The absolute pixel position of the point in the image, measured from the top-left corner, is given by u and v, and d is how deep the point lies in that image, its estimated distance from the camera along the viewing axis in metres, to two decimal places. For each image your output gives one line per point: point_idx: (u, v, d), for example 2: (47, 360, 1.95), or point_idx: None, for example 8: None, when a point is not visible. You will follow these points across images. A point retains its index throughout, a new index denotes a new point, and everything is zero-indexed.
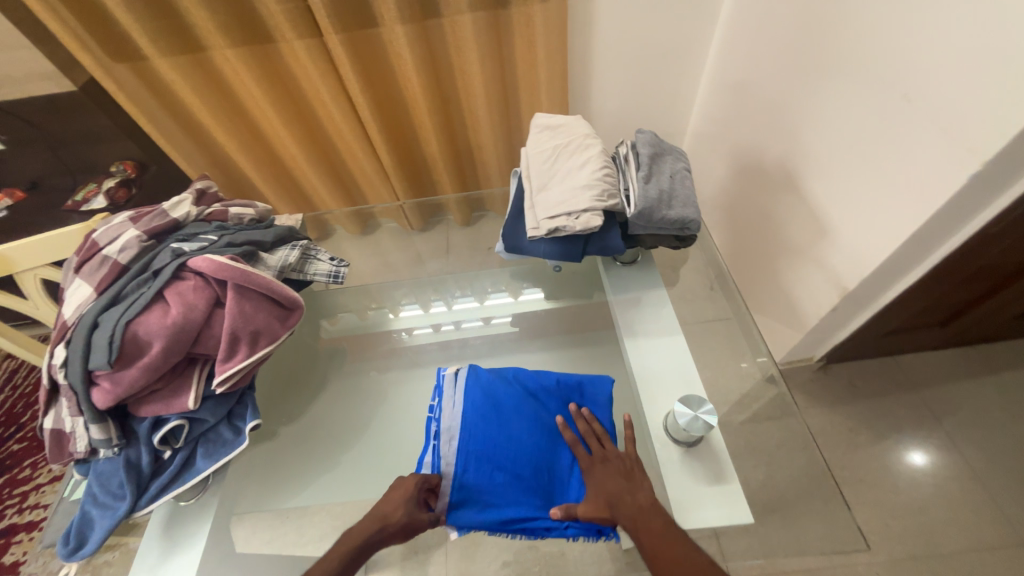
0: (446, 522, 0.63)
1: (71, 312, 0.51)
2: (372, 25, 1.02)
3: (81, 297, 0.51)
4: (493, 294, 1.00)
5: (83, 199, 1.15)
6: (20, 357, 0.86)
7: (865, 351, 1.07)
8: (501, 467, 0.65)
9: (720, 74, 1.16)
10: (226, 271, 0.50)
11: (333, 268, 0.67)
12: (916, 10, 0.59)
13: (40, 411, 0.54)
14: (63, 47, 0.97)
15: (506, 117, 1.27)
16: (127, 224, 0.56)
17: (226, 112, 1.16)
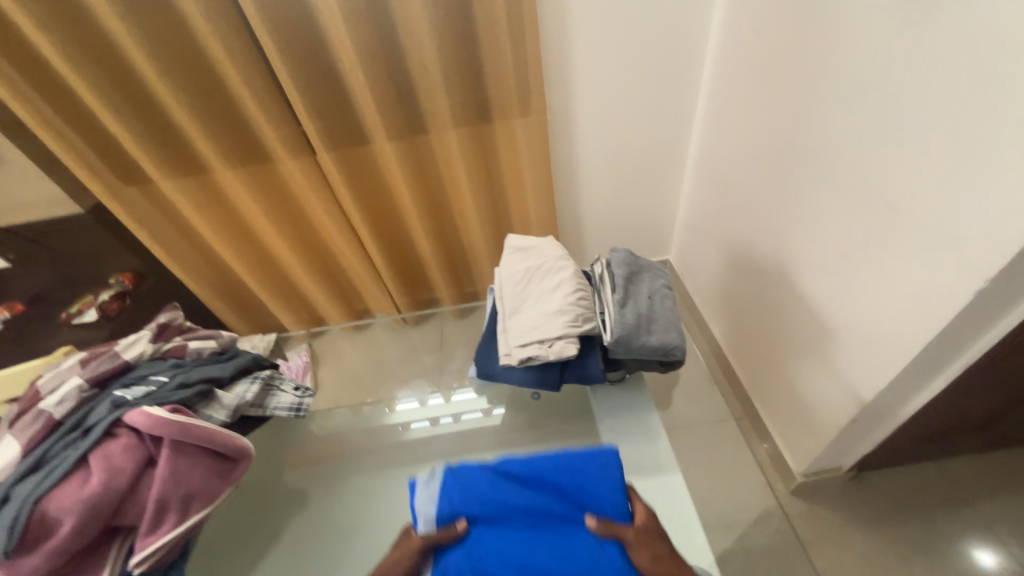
0: None
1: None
2: (364, 143, 1.09)
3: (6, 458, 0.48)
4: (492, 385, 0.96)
5: (77, 311, 1.16)
6: None
7: (899, 458, 0.96)
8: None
9: (703, 172, 1.20)
10: (162, 428, 0.47)
11: (297, 401, 0.63)
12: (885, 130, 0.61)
13: None
14: (75, 176, 1.04)
15: (496, 217, 1.30)
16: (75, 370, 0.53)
17: (229, 225, 1.21)
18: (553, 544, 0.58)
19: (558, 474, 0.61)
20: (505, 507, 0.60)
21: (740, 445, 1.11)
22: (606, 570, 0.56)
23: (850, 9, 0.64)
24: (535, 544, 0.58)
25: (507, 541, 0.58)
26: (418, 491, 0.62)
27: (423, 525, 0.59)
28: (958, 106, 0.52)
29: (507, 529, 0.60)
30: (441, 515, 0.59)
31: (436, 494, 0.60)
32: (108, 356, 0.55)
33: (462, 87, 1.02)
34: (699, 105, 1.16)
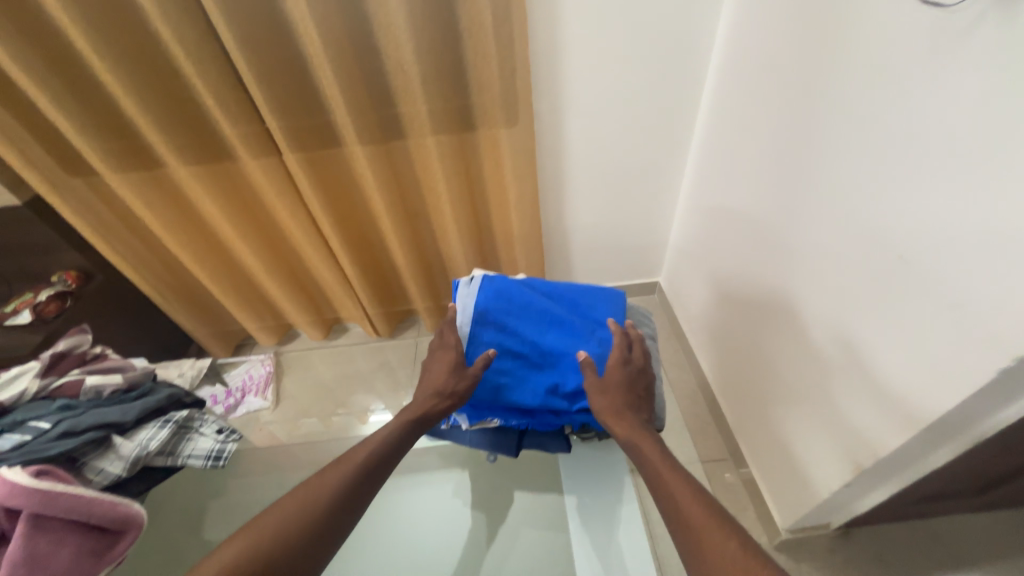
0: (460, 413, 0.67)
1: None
2: (335, 146, 1.00)
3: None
4: None
5: (12, 310, 1.05)
6: None
7: (890, 517, 0.89)
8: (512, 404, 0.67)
9: (697, 195, 1.14)
10: (23, 500, 0.49)
11: (215, 448, 0.66)
12: (904, 172, 0.54)
13: None
14: (9, 163, 0.94)
15: (476, 231, 1.22)
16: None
17: (185, 225, 1.11)
18: (567, 339, 0.68)
19: (578, 298, 0.74)
20: (529, 305, 0.69)
21: (723, 491, 1.04)
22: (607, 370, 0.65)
23: (870, 32, 0.57)
24: (548, 335, 0.68)
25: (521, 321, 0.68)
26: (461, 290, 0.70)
27: (461, 309, 0.68)
28: (991, 151, 0.45)
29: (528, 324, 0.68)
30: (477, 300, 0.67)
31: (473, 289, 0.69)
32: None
33: (443, 93, 0.94)
34: (697, 123, 1.09)
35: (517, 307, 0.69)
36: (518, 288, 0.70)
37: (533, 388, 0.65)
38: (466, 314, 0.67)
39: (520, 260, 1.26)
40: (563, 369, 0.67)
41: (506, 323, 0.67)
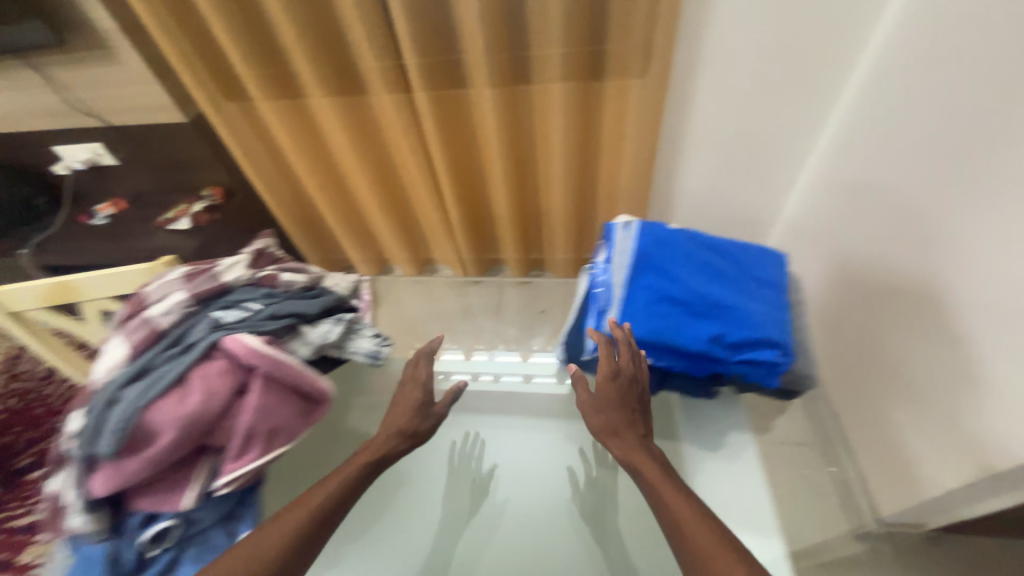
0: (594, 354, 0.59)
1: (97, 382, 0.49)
2: (461, 87, 1.03)
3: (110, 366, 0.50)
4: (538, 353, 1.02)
5: (173, 217, 1.22)
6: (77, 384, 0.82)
7: (997, 530, 0.85)
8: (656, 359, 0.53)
9: (828, 170, 1.05)
10: (259, 359, 0.48)
11: (375, 348, 0.61)
12: None
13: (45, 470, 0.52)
14: (182, 83, 1.05)
15: (581, 186, 1.22)
16: (177, 284, 0.54)
17: (315, 155, 1.20)
18: (730, 294, 0.55)
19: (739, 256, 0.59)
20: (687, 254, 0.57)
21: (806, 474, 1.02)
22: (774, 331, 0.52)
23: None
24: (708, 287, 0.54)
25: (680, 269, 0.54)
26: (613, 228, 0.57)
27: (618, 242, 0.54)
28: None
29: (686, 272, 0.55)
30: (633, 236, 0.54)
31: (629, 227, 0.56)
32: (202, 276, 0.56)
33: (579, 36, 0.91)
34: (847, 88, 0.98)
35: (676, 254, 0.56)
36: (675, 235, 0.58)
37: (691, 336, 0.50)
38: (622, 258, 0.54)
39: (620, 219, 1.25)
40: (728, 321, 0.52)
41: (665, 266, 0.54)
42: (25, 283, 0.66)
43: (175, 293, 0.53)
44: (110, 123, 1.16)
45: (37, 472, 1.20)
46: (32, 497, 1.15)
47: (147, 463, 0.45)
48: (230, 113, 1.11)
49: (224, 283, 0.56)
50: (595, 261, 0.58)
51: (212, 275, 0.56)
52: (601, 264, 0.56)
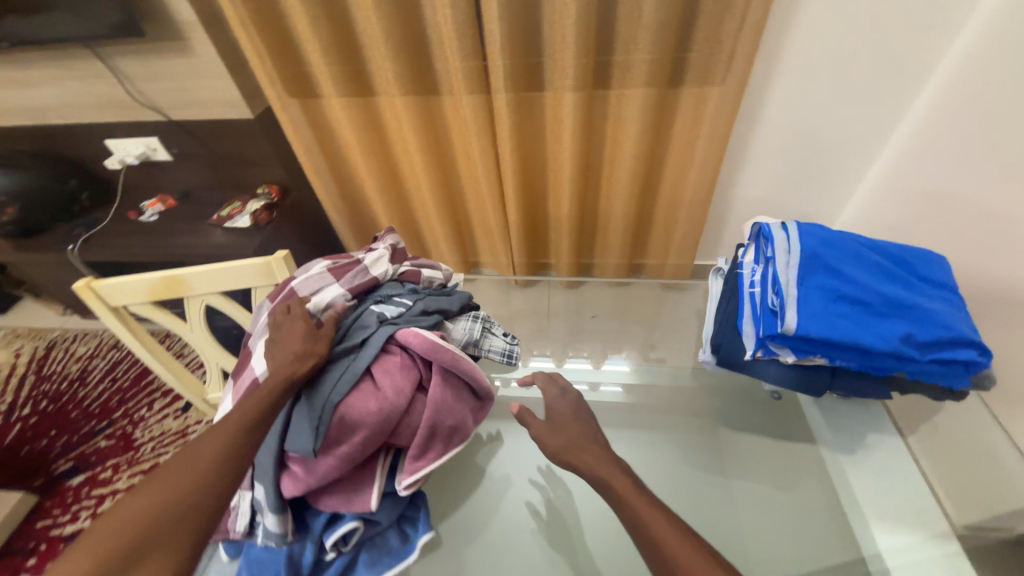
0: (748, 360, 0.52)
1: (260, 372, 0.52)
2: (540, 89, 1.03)
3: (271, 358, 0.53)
4: (610, 361, 0.98)
5: (228, 214, 1.18)
6: (181, 394, 0.80)
7: None
8: (810, 362, 0.49)
9: (895, 179, 1.06)
10: (439, 354, 0.49)
11: (508, 347, 0.61)
12: None
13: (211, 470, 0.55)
14: (254, 77, 1.03)
15: (644, 191, 1.22)
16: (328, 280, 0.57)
17: (377, 154, 1.19)
18: (913, 288, 0.48)
19: (911, 246, 0.52)
20: (854, 245, 0.51)
21: None
22: (969, 330, 0.44)
23: None
24: (881, 281, 0.48)
25: (849, 263, 0.49)
26: (767, 229, 0.53)
27: (776, 242, 0.52)
28: None
29: (856, 265, 0.49)
30: (793, 237, 0.51)
31: (783, 227, 0.52)
32: (348, 271, 0.58)
33: (667, 41, 0.92)
34: (921, 99, 0.99)
35: (841, 248, 0.50)
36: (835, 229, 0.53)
37: (872, 335, 0.45)
38: (789, 258, 0.50)
39: (679, 225, 1.26)
40: (914, 317, 0.45)
41: (833, 262, 0.49)
42: (131, 279, 0.63)
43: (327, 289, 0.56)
44: (170, 118, 1.13)
45: (79, 479, 1.14)
46: (76, 504, 1.10)
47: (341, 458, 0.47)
48: (297, 111, 1.09)
49: (368, 278, 0.57)
50: (748, 266, 0.55)
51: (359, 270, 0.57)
52: (755, 268, 0.53)
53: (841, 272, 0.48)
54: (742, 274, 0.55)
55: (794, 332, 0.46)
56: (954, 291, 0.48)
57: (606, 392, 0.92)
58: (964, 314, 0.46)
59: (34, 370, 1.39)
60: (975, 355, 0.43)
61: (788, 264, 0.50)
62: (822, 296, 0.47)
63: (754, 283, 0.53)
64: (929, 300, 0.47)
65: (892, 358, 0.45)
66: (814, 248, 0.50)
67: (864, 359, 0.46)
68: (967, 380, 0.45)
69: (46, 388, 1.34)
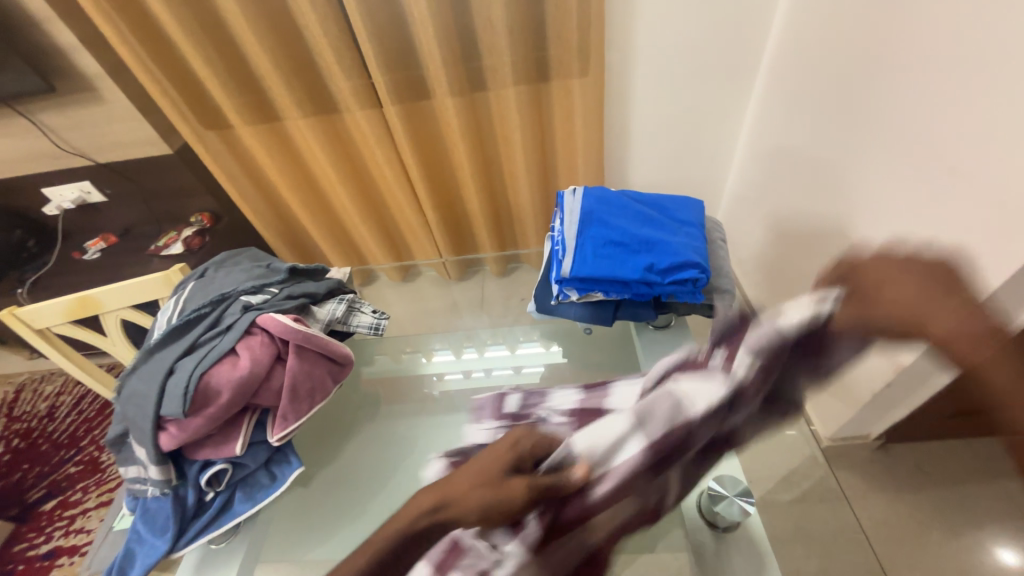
0: (556, 304, 0.63)
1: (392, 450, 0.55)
2: (426, 98, 1.14)
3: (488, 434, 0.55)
4: (523, 345, 0.88)
5: (165, 243, 1.25)
6: None
7: (929, 430, 0.96)
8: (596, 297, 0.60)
9: (756, 141, 1.17)
10: (290, 333, 0.55)
11: (375, 321, 0.69)
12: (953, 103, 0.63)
13: (115, 455, 0.56)
14: (166, 116, 1.14)
15: (544, 178, 1.33)
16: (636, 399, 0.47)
17: (294, 173, 1.28)
18: (663, 230, 0.60)
19: (671, 200, 0.65)
20: (625, 204, 0.62)
21: None
22: (697, 257, 0.57)
23: None
24: (641, 227, 0.60)
25: (617, 218, 0.61)
26: (565, 197, 0.65)
27: (568, 205, 0.63)
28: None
29: (624, 217, 0.61)
30: (577, 201, 0.63)
31: (573, 193, 0.64)
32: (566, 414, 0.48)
33: (525, 43, 1.04)
34: (761, 71, 1.11)
35: (614, 205, 0.62)
36: (615, 192, 0.65)
37: (625, 268, 0.56)
38: (572, 217, 0.62)
39: None
40: (657, 250, 0.57)
41: (606, 216, 0.61)
42: (48, 303, 0.73)
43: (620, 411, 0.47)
44: (98, 162, 1.23)
45: (52, 503, 1.23)
46: (50, 526, 1.19)
47: (212, 416, 0.51)
48: (213, 142, 1.19)
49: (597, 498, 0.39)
50: (554, 228, 0.66)
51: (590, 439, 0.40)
52: (557, 229, 0.64)
53: (610, 225, 0.60)
54: (550, 234, 0.66)
55: (569, 274, 0.58)
56: (695, 229, 0.61)
57: (529, 374, 0.83)
58: (697, 246, 0.59)
59: (4, 412, 1.48)
60: (696, 273, 0.56)
61: (575, 220, 0.61)
62: (594, 242, 0.59)
63: (555, 242, 0.64)
64: (675, 237, 0.59)
65: (642, 283, 0.57)
66: (591, 207, 0.61)
67: (627, 290, 0.59)
68: (702, 297, 0.58)
69: (17, 427, 1.43)
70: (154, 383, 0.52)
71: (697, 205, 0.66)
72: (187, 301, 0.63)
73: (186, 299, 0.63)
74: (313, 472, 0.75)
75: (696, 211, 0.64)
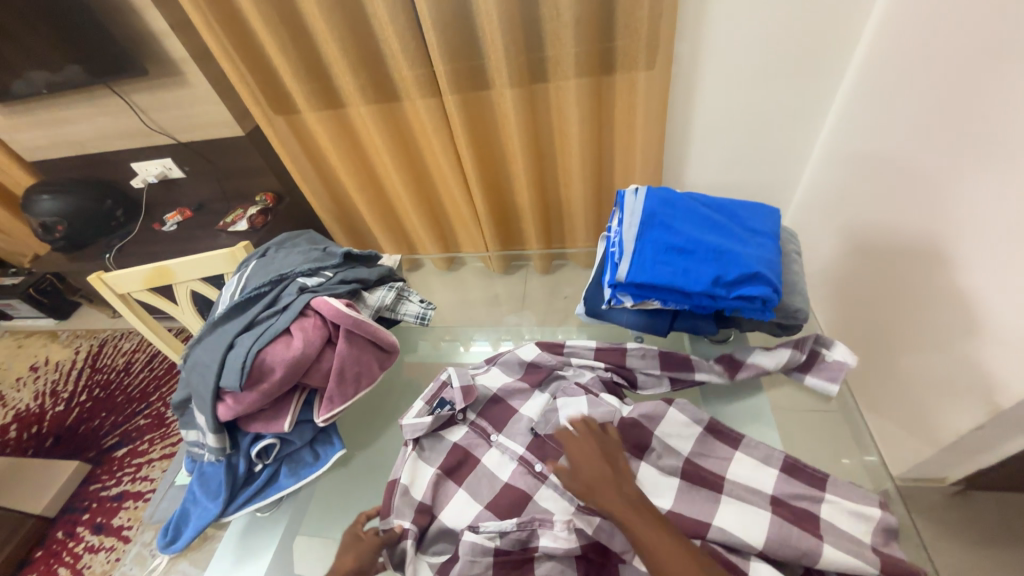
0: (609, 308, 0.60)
1: (522, 407, 0.67)
2: (484, 88, 1.13)
3: (567, 529, 0.55)
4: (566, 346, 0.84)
5: (232, 220, 1.33)
6: None
7: (1020, 481, 0.85)
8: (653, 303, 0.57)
9: (836, 145, 1.07)
10: (342, 318, 0.56)
11: (422, 311, 0.69)
12: None
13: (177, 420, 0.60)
14: (241, 100, 1.20)
15: (598, 174, 1.28)
16: (819, 542, 0.49)
17: (352, 158, 1.32)
18: (732, 239, 0.56)
19: (739, 207, 0.60)
20: (691, 208, 0.59)
21: None
22: (769, 269, 0.53)
23: None
24: (707, 233, 0.56)
25: (681, 222, 0.57)
26: (627, 197, 0.61)
27: (631, 204, 0.60)
28: None
29: (690, 223, 0.57)
30: (640, 201, 0.59)
31: (635, 193, 0.61)
32: (745, 439, 0.59)
33: (591, 35, 1.00)
34: (850, 68, 1.01)
35: (680, 209, 0.58)
36: (680, 195, 0.61)
37: (690, 276, 0.53)
38: (632, 218, 0.58)
39: None
40: (725, 260, 0.53)
41: (671, 219, 0.57)
42: (130, 270, 0.79)
43: (823, 385, 0.63)
44: (179, 140, 1.32)
45: (123, 451, 1.36)
46: (120, 471, 1.31)
47: (264, 392, 0.53)
48: (280, 126, 1.24)
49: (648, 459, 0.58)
50: (611, 229, 0.63)
51: (832, 507, 0.53)
52: (614, 230, 0.61)
53: (674, 229, 0.56)
54: (607, 234, 0.63)
55: (625, 279, 0.55)
56: (768, 241, 0.56)
57: None
58: (769, 257, 0.55)
59: (89, 363, 1.64)
60: (768, 287, 0.52)
61: (638, 222, 0.57)
62: (657, 247, 0.55)
63: (613, 243, 0.61)
64: (746, 246, 0.55)
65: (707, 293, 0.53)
66: (655, 209, 0.58)
67: (688, 300, 0.55)
68: (772, 313, 0.53)
69: (98, 378, 1.58)
70: (215, 356, 0.55)
71: (770, 213, 0.61)
72: (248, 279, 0.66)
73: (248, 276, 0.66)
74: (351, 454, 0.74)
75: (768, 221, 0.59)
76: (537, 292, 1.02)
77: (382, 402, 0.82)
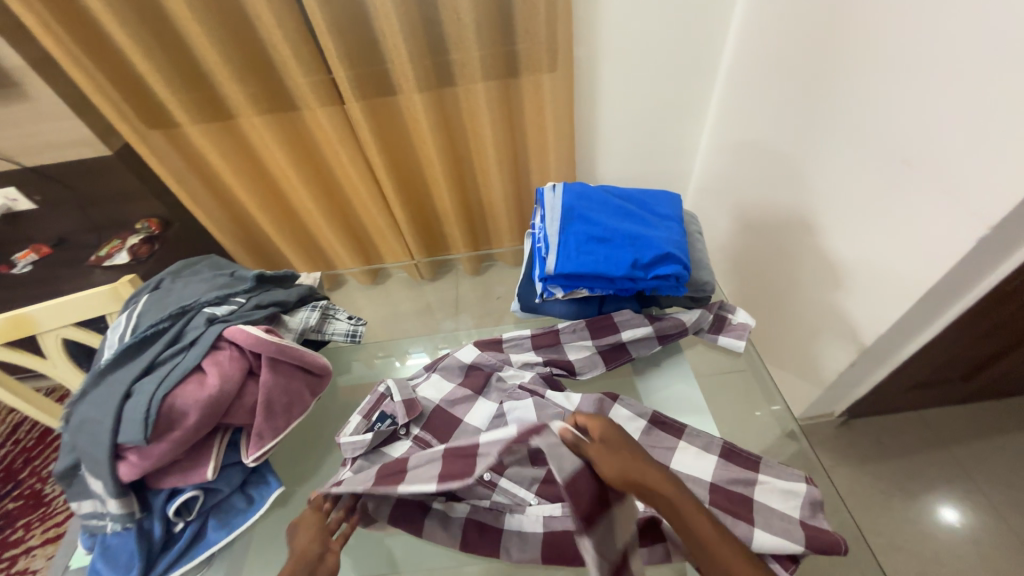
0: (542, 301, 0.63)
1: (466, 416, 0.66)
2: (390, 93, 1.10)
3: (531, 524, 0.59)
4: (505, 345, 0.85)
5: (107, 253, 1.15)
6: None
7: (886, 405, 1.03)
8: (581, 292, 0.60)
9: (719, 136, 1.20)
10: (263, 346, 0.51)
11: (351, 328, 0.67)
12: (890, 98, 0.68)
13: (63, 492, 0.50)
14: (103, 116, 1.04)
15: (515, 174, 1.31)
16: (750, 528, 0.53)
17: (250, 174, 1.21)
18: (642, 224, 0.61)
19: (646, 196, 0.66)
20: (604, 199, 0.63)
21: None
22: (677, 247, 0.58)
23: None
24: (621, 221, 0.61)
25: (597, 213, 0.61)
26: (546, 194, 0.64)
27: (551, 200, 0.63)
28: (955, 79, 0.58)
29: (604, 212, 0.61)
30: (559, 197, 0.62)
31: (553, 189, 0.63)
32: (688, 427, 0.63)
33: (493, 38, 1.02)
34: (722, 68, 1.14)
35: (596, 201, 0.62)
36: (595, 188, 0.65)
37: (610, 262, 0.57)
38: (553, 214, 0.61)
39: None
40: (639, 244, 0.58)
41: (588, 211, 0.61)
42: None
43: (732, 344, 0.70)
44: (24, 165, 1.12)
45: None
46: None
47: (177, 441, 0.47)
48: (157, 142, 1.10)
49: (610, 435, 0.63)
50: (535, 226, 0.65)
51: (764, 489, 0.57)
52: (539, 226, 0.64)
53: (592, 219, 0.60)
54: (532, 231, 0.65)
55: (553, 272, 0.57)
56: (673, 223, 0.62)
57: None
58: (676, 237, 0.60)
59: None
60: (677, 264, 0.57)
61: (559, 217, 0.60)
62: (578, 238, 0.58)
63: (538, 239, 0.63)
64: (656, 229, 0.60)
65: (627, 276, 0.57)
66: (573, 202, 0.61)
67: (612, 285, 0.59)
68: (684, 286, 0.59)
69: None
70: (109, 409, 0.47)
71: (673, 199, 0.67)
72: (140, 317, 0.58)
73: (140, 313, 0.58)
74: (290, 489, 0.69)
75: (672, 206, 0.65)
76: (469, 295, 1.02)
77: (318, 430, 0.76)
